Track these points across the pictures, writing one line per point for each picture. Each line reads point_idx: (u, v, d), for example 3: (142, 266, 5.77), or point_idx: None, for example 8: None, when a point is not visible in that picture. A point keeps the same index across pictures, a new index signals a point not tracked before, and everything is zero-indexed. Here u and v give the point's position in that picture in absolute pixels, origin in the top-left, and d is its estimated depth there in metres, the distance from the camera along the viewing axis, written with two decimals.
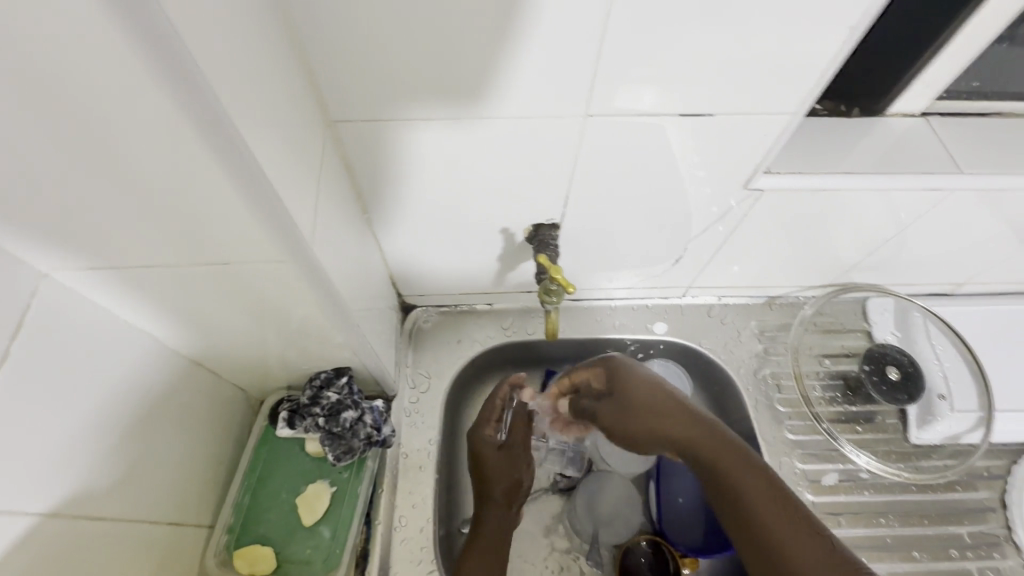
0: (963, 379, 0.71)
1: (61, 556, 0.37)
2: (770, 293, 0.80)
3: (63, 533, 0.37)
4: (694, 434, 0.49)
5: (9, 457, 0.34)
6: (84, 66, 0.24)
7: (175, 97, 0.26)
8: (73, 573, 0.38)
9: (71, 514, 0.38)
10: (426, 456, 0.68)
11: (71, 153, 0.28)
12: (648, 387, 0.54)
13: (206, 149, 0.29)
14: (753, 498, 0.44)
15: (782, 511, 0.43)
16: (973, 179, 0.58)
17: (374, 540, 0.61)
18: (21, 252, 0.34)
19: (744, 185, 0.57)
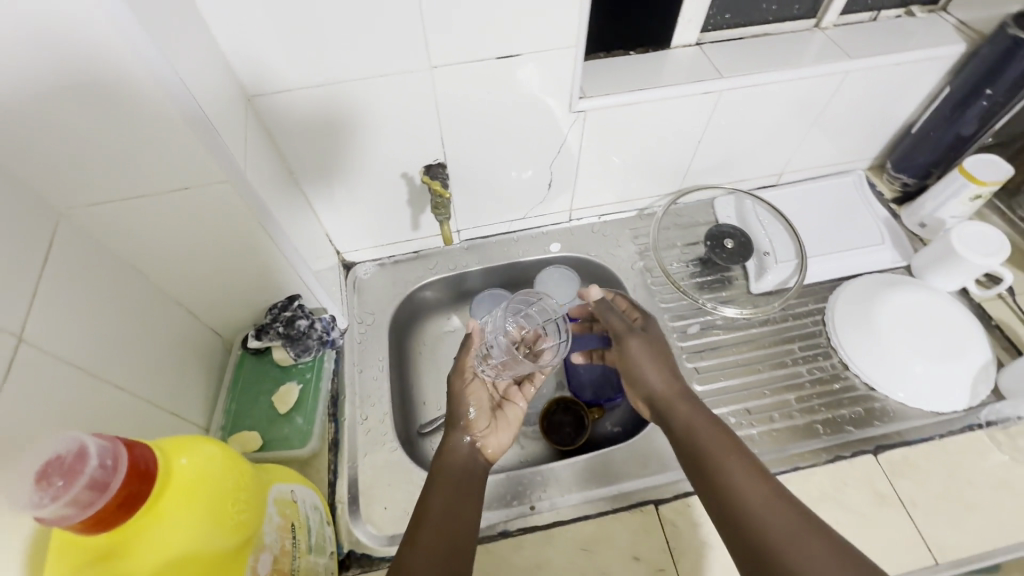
0: (783, 241, 0.93)
1: (101, 403, 0.52)
2: (636, 205, 1.01)
3: (99, 388, 0.53)
4: (692, 401, 0.66)
5: (64, 322, 0.50)
6: (85, 38, 0.42)
7: (140, 55, 0.44)
8: (110, 419, 0.53)
9: (103, 378, 0.54)
10: (379, 368, 0.85)
11: (79, 102, 0.46)
12: (658, 354, 0.71)
13: (162, 89, 0.47)
14: (724, 452, 0.59)
15: (748, 467, 0.57)
16: (732, 80, 0.80)
17: (342, 431, 0.77)
18: (46, 192, 0.51)
19: (569, 109, 0.77)
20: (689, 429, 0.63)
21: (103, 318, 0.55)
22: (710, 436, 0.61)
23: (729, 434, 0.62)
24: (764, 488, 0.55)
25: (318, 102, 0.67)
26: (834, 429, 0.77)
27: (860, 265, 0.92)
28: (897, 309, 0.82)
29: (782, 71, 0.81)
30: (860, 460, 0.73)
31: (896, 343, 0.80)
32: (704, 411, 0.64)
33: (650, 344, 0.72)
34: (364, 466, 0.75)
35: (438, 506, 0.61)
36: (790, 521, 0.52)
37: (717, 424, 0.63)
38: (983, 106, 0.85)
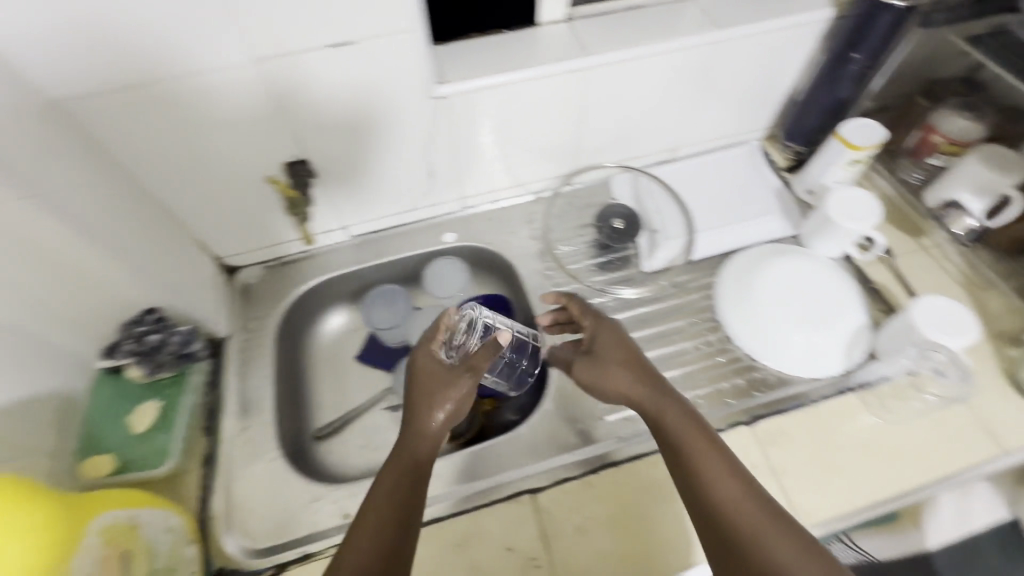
0: (674, 217, 0.92)
1: None
2: (531, 189, 0.99)
3: None
4: (663, 390, 0.63)
5: None
6: None
7: None
8: None
9: None
10: (263, 376, 0.82)
11: None
12: (619, 352, 0.68)
13: None
14: (703, 454, 0.57)
15: (723, 463, 0.56)
16: (598, 57, 0.78)
17: (219, 445, 0.75)
18: None
19: (429, 96, 0.74)
20: (662, 428, 0.61)
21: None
22: (687, 436, 0.59)
23: (705, 428, 0.60)
24: (744, 490, 0.55)
25: (143, 104, 0.62)
26: (714, 403, 0.78)
27: (749, 236, 0.92)
28: (770, 279, 0.84)
29: (651, 44, 0.80)
30: (735, 433, 0.74)
31: (766, 313, 0.82)
32: (680, 403, 0.61)
33: (608, 343, 0.69)
34: (242, 479, 0.73)
35: (386, 502, 0.54)
36: (770, 527, 0.51)
37: (692, 418, 0.60)
38: (852, 70, 0.85)
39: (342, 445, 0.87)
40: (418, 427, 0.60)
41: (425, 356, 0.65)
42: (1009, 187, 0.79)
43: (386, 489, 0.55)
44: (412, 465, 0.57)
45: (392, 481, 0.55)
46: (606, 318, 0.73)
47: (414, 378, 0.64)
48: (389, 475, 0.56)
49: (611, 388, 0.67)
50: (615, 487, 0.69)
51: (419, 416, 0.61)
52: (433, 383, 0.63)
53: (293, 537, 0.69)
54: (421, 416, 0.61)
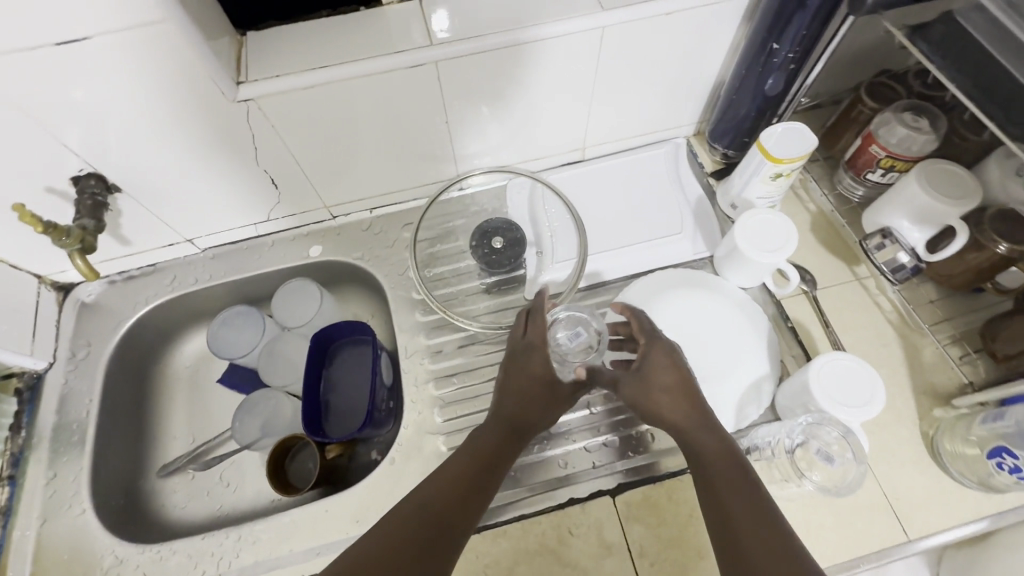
0: (565, 233, 0.80)
1: None
2: (411, 194, 0.86)
3: None
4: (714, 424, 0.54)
5: None
6: None
7: None
8: None
9: None
10: (85, 413, 0.74)
11: None
12: (667, 376, 0.58)
13: None
14: (740, 501, 0.48)
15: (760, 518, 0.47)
16: (441, 48, 0.64)
17: (18, 495, 0.67)
18: None
19: (231, 100, 0.61)
20: (698, 463, 0.53)
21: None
22: (722, 477, 0.50)
23: (749, 474, 0.51)
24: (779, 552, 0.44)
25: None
26: (618, 455, 0.66)
27: (653, 258, 0.79)
28: (658, 317, 0.72)
29: (514, 32, 0.65)
30: (594, 504, 0.63)
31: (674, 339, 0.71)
32: (724, 443, 0.53)
33: (658, 366, 0.59)
34: (40, 535, 0.66)
35: (434, 495, 0.53)
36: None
37: (736, 459, 0.52)
38: (776, 63, 0.69)
39: (185, 484, 0.78)
40: (513, 428, 0.60)
41: (530, 351, 0.63)
42: (953, 216, 0.64)
43: (441, 482, 0.54)
44: (469, 468, 0.56)
45: (444, 484, 0.54)
46: (660, 337, 0.62)
47: (506, 370, 0.64)
48: (450, 472, 0.55)
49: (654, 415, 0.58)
50: None
51: (499, 416, 0.61)
52: (519, 382, 0.61)
53: None
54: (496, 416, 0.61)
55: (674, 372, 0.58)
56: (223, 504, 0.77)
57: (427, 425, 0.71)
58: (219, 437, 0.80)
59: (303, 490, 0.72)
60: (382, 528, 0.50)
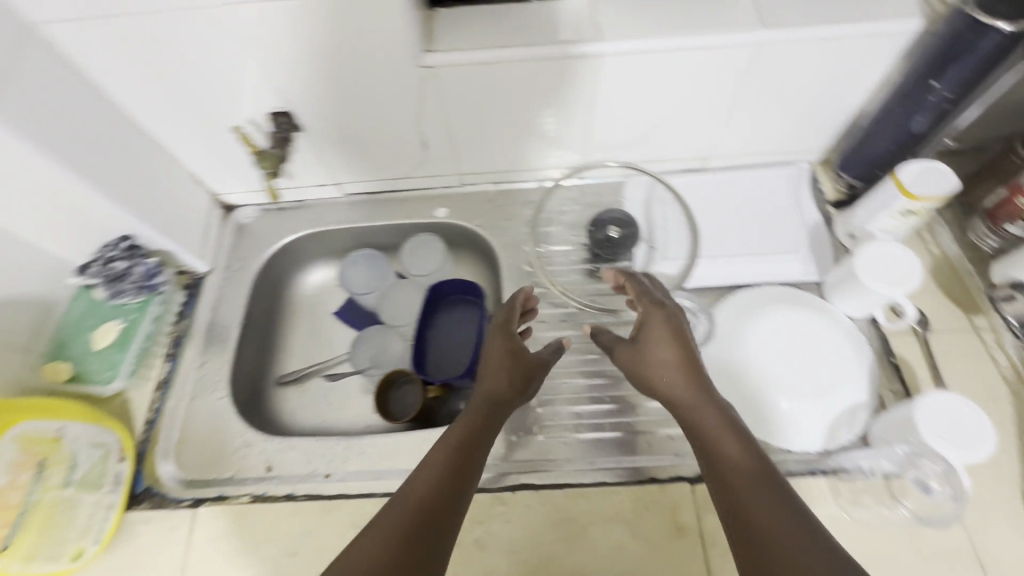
0: (679, 235, 0.83)
1: None
2: (536, 175, 0.93)
3: None
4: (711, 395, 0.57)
5: None
6: None
7: None
8: None
9: None
10: (233, 316, 0.85)
11: None
12: (667, 347, 0.60)
13: None
14: (740, 465, 0.52)
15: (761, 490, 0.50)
16: (607, 43, 0.69)
17: (176, 373, 0.79)
18: None
19: (416, 65, 0.70)
20: (699, 433, 0.56)
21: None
22: (722, 446, 0.54)
23: (747, 442, 0.55)
24: (782, 513, 0.49)
25: (126, 34, 0.64)
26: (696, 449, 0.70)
27: (762, 273, 0.81)
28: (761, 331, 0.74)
29: (677, 37, 0.69)
30: (673, 486, 0.67)
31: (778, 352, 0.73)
32: (721, 415, 0.56)
33: (656, 339, 0.61)
34: (188, 410, 0.77)
35: (428, 480, 0.55)
36: (802, 555, 0.46)
37: (736, 429, 0.55)
38: (930, 102, 0.70)
39: (297, 397, 0.88)
40: (496, 403, 0.63)
41: (504, 338, 0.67)
42: None
43: (435, 461, 0.56)
44: (473, 427, 0.60)
45: (457, 445, 0.58)
46: (659, 307, 0.63)
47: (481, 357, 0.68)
48: (440, 455, 0.57)
49: (656, 383, 0.61)
50: (525, 510, 0.66)
51: (483, 394, 0.63)
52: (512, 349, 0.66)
53: (216, 477, 0.72)
54: (493, 378, 0.64)
55: (669, 340, 0.60)
56: (329, 422, 0.86)
57: None
58: (334, 362, 0.90)
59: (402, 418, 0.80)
60: (383, 520, 0.52)
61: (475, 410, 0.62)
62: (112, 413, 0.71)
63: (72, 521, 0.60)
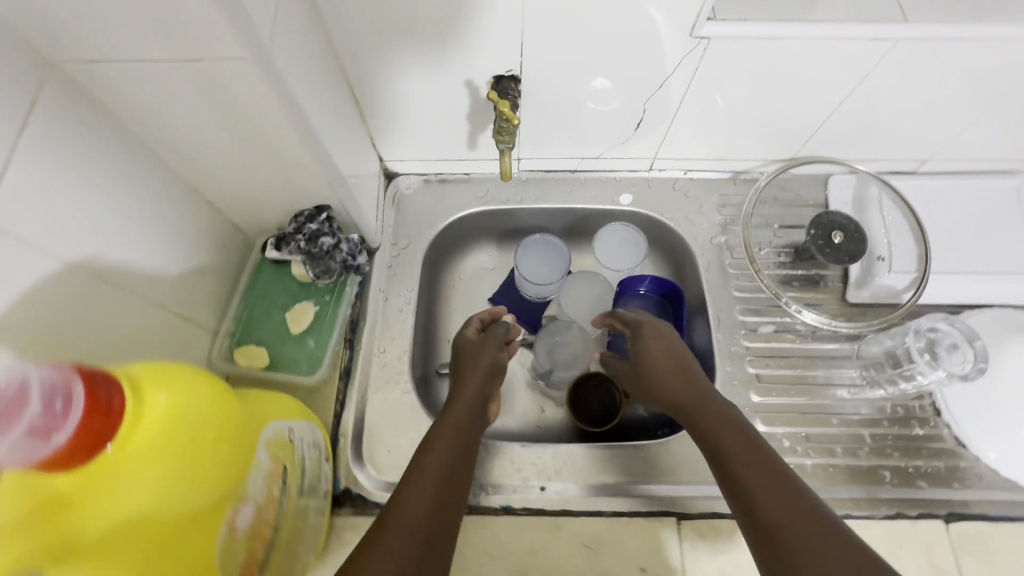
0: (906, 245, 0.75)
1: (85, 303, 0.45)
2: (735, 166, 0.84)
3: (91, 285, 0.46)
4: (710, 400, 0.57)
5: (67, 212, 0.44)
6: None
7: None
8: (103, 325, 0.47)
9: (94, 271, 0.47)
10: (405, 298, 0.78)
11: None
12: (660, 360, 0.62)
13: None
14: (747, 460, 0.49)
15: (769, 483, 0.47)
16: (919, 27, 0.58)
17: (356, 362, 0.72)
18: (39, 43, 0.41)
19: (689, 34, 0.59)
20: (705, 437, 0.54)
21: (73, 197, 0.44)
22: (720, 440, 0.52)
23: (759, 443, 0.51)
24: (786, 496, 0.45)
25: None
26: (937, 483, 0.66)
27: (992, 294, 0.75)
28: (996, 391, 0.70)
29: (999, 27, 0.59)
30: (925, 523, 0.63)
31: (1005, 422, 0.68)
32: (726, 414, 0.55)
33: (651, 353, 0.63)
34: (373, 404, 0.70)
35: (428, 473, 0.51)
36: (818, 539, 0.42)
37: (743, 429, 0.53)
38: None
39: None
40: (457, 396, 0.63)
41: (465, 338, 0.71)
42: None
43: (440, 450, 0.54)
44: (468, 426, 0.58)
45: (453, 437, 0.56)
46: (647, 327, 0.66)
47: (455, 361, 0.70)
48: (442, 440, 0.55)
49: (660, 392, 0.61)
50: None
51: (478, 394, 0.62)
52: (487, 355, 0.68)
53: None
54: (474, 377, 0.65)
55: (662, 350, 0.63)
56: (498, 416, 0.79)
57: (743, 401, 0.71)
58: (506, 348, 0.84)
59: (603, 426, 0.73)
60: (394, 512, 0.46)
61: (456, 408, 0.60)
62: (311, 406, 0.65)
63: (305, 534, 0.54)
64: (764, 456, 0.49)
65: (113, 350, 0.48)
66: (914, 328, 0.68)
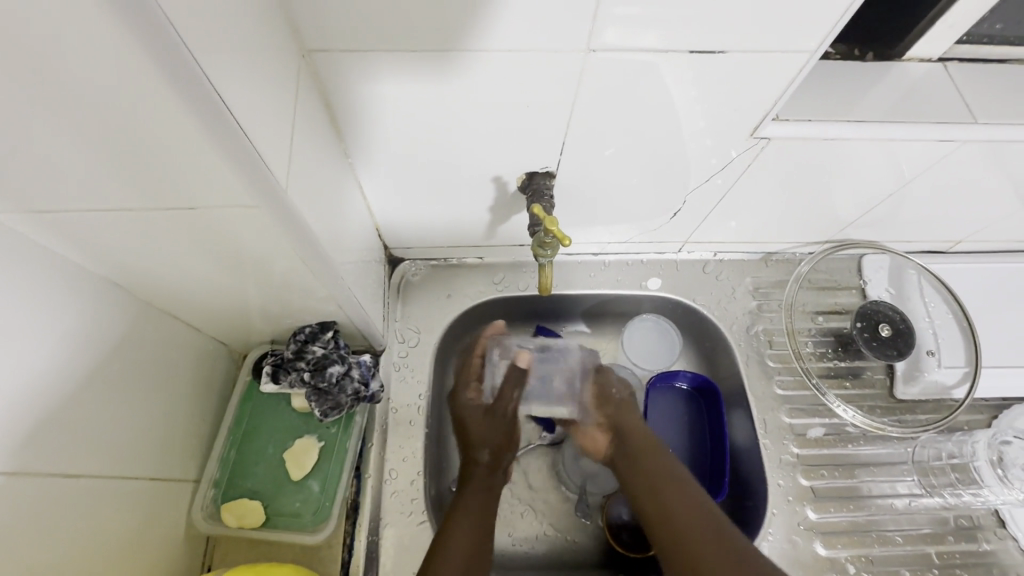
0: (952, 336, 0.72)
1: (29, 518, 0.37)
2: (766, 249, 0.78)
3: (34, 493, 0.37)
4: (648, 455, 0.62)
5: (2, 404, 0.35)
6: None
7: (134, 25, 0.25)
8: (57, 532, 0.39)
9: (39, 473, 0.38)
10: (415, 408, 0.67)
11: (22, 89, 0.27)
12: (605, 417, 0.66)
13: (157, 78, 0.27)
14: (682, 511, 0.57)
15: (702, 531, 0.55)
16: (984, 130, 0.55)
17: (365, 494, 0.61)
18: None
19: (751, 135, 0.55)
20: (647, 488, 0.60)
21: (0, 378, 0.35)
22: (664, 494, 0.59)
23: (690, 496, 0.58)
24: (713, 539, 0.55)
25: (421, 72, 0.46)
26: None
27: None
28: None
29: None
30: None
31: None
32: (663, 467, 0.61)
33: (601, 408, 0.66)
34: (385, 543, 0.60)
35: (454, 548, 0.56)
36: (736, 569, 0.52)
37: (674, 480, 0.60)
38: None
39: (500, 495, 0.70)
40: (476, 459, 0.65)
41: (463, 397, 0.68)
42: None
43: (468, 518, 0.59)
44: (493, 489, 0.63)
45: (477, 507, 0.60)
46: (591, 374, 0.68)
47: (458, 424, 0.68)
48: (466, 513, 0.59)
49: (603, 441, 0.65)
50: None
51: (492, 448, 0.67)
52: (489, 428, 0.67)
53: None
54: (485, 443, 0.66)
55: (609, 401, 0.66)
56: (525, 538, 0.68)
57: (799, 519, 0.65)
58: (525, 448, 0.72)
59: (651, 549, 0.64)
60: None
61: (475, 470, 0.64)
62: (311, 561, 0.56)
63: None
64: (698, 506, 0.57)
65: (46, 563, 0.38)
66: (983, 441, 0.67)
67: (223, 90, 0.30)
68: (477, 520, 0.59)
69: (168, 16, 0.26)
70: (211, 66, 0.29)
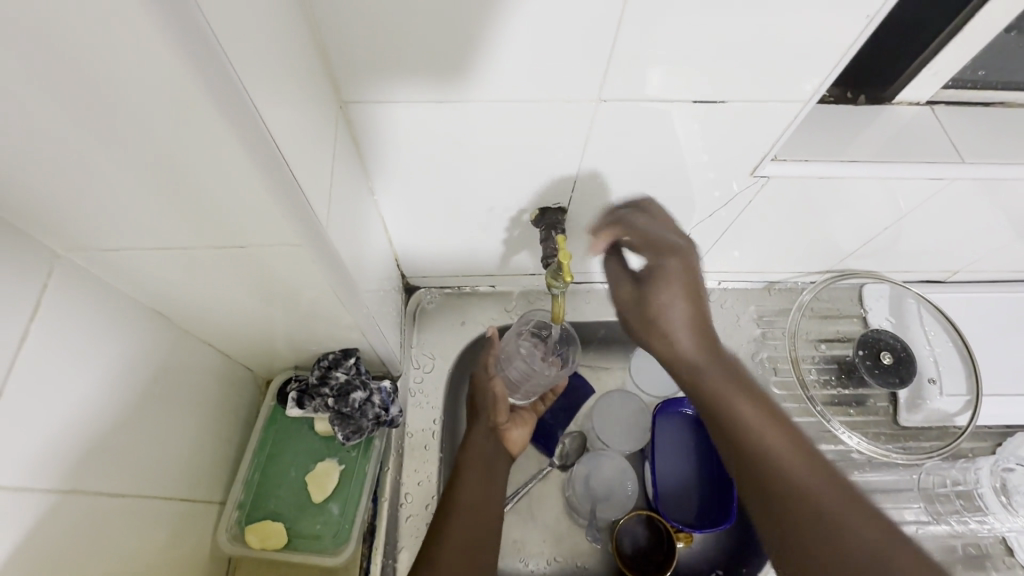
0: (952, 364, 0.73)
1: (76, 535, 0.39)
2: (770, 278, 0.81)
3: (83, 511, 0.40)
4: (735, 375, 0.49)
5: (62, 428, 0.38)
6: (149, 80, 0.27)
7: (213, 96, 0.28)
8: (98, 550, 0.41)
9: (87, 493, 0.40)
10: (430, 432, 0.69)
11: (109, 150, 0.31)
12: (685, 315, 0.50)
13: (224, 138, 0.31)
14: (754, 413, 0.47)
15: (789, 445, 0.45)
16: (973, 169, 0.58)
17: (381, 517, 0.63)
18: (53, 236, 0.36)
19: (752, 172, 0.59)
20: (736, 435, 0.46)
21: (58, 404, 0.38)
22: (734, 404, 0.48)
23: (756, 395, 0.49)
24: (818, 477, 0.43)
25: (445, 119, 0.50)
26: None
27: None
28: None
29: None
30: None
31: None
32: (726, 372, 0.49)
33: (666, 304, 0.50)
34: (402, 565, 0.61)
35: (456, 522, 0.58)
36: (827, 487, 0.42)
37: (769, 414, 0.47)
38: None
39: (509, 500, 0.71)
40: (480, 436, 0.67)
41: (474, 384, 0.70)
42: None
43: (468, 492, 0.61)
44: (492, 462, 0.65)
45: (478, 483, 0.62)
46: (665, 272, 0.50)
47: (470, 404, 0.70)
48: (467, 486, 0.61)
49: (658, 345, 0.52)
50: None
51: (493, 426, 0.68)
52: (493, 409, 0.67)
53: None
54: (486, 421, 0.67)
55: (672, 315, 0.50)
56: (536, 562, 0.69)
57: None
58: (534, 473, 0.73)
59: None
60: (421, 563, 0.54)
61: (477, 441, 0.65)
62: None
63: None
64: (777, 414, 0.47)
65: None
66: (985, 468, 0.68)
67: (277, 144, 0.34)
68: (479, 496, 0.61)
69: (239, 87, 0.30)
70: (267, 123, 0.33)
